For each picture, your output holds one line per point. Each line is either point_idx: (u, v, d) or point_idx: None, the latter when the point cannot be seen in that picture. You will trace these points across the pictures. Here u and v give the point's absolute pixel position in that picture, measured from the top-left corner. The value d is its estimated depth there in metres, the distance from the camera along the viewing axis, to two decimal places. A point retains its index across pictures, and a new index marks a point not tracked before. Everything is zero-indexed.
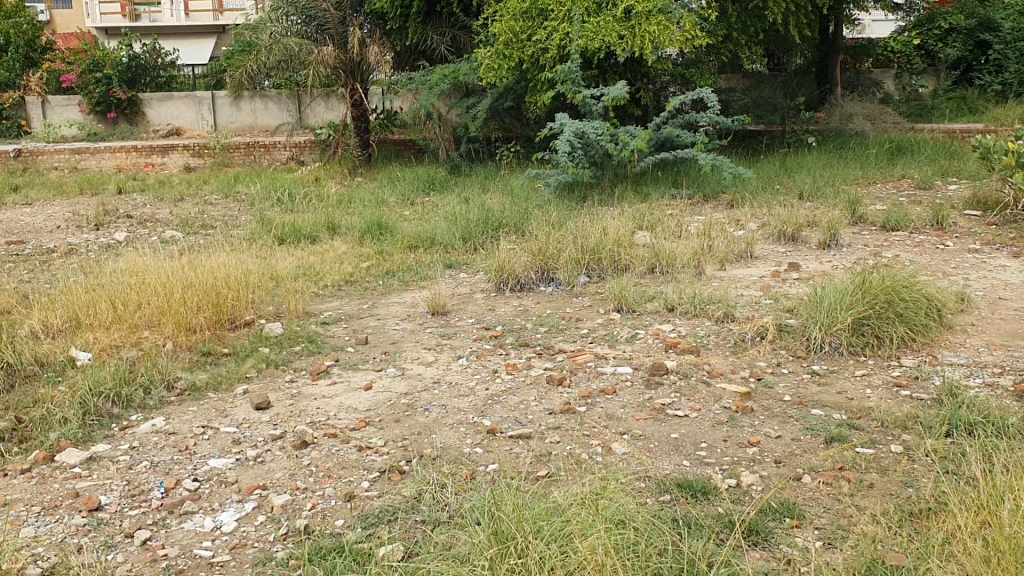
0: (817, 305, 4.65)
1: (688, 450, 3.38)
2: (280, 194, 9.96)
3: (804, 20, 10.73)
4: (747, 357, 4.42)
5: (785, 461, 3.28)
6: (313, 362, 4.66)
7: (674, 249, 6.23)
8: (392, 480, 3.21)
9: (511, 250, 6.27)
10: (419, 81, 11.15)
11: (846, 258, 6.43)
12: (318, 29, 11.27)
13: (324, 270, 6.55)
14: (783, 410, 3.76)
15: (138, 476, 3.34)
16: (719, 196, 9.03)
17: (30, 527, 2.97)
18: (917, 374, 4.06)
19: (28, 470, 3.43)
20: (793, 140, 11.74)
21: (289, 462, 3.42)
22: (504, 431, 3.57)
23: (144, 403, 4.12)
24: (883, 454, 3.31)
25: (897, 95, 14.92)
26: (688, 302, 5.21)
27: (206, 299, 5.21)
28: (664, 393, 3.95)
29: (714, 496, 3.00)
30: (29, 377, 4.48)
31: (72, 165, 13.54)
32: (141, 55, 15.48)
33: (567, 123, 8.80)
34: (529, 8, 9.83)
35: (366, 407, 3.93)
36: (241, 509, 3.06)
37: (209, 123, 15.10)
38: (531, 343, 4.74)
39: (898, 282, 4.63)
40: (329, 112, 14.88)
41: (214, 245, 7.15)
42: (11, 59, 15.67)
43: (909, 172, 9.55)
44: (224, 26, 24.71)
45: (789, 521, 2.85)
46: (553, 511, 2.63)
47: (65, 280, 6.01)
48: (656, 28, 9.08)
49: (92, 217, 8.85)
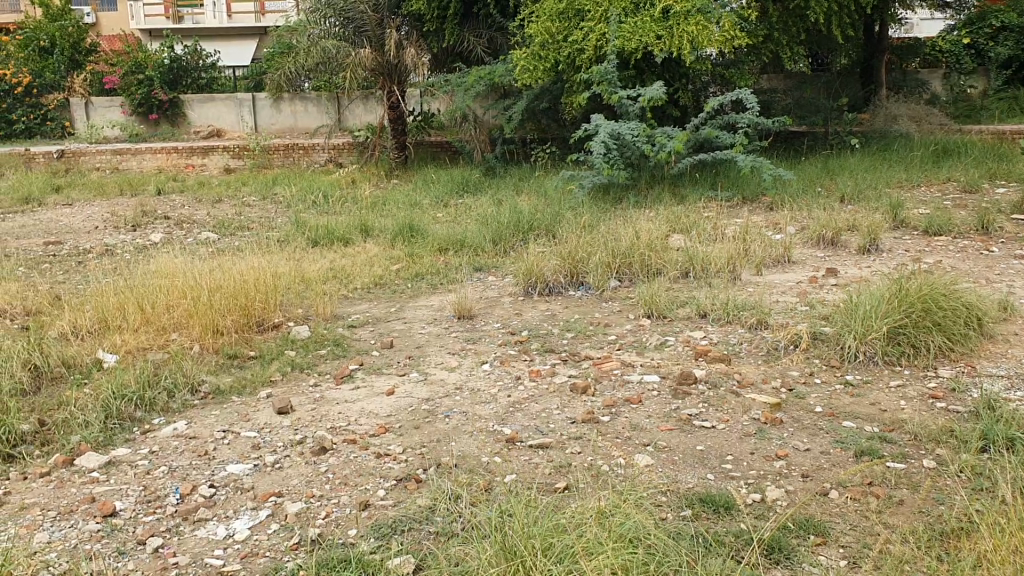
0: (852, 313, 4.52)
1: (712, 462, 3.29)
2: (316, 196, 9.99)
3: (847, 20, 10.52)
4: (779, 366, 4.30)
5: (812, 475, 3.18)
6: (337, 365, 4.64)
7: (709, 253, 6.12)
8: (409, 489, 3.16)
9: (541, 253, 6.21)
10: (455, 83, 11.15)
11: (886, 264, 6.28)
12: (356, 31, 11.24)
13: (355, 272, 6.54)
14: (814, 422, 3.65)
15: (156, 481, 3.33)
16: (758, 198, 8.87)
17: (44, 531, 2.96)
18: (955, 386, 3.93)
19: (47, 474, 3.43)
20: (835, 141, 11.51)
21: (306, 468, 3.38)
22: (524, 440, 3.50)
23: (167, 406, 4.11)
24: (915, 470, 3.19)
25: (944, 96, 14.61)
26: (721, 309, 5.10)
27: (235, 301, 5.21)
28: (691, 403, 3.86)
29: (736, 512, 2.91)
30: (56, 378, 4.50)
31: (114, 165, 13.72)
32: (183, 57, 15.68)
33: (602, 124, 8.71)
34: (566, 9, 9.75)
35: (388, 413, 3.89)
36: (255, 517, 3.03)
37: (250, 125, 15.21)
38: (557, 349, 4.68)
39: (936, 290, 4.49)
40: (368, 113, 14.88)
41: (247, 246, 7.20)
42: (56, 61, 16.02)
43: (955, 175, 9.32)
44: (267, 27, 24.91)
45: (813, 539, 2.76)
46: (565, 527, 2.56)
47: (97, 282, 6.07)
48: (695, 28, 8.95)
49: (130, 218, 8.95)
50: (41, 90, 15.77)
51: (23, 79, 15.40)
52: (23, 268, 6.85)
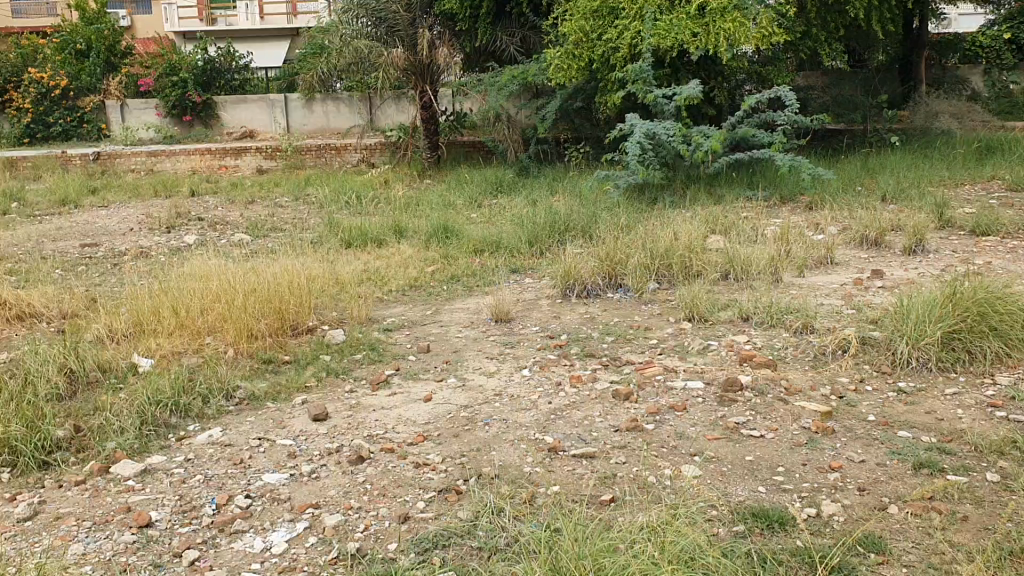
0: (903, 318, 4.37)
1: (763, 475, 3.17)
2: (349, 196, 9.95)
3: (887, 15, 10.32)
4: (827, 373, 4.16)
5: (869, 488, 3.05)
6: (373, 371, 4.54)
7: (750, 254, 5.99)
8: (449, 501, 3.07)
9: (578, 255, 6.10)
10: (488, 83, 11.07)
11: (934, 265, 6.10)
12: (388, 32, 11.16)
13: (389, 274, 6.48)
14: (867, 432, 3.51)
15: (192, 491, 3.26)
16: (797, 197, 8.69)
17: (79, 543, 2.90)
18: (1014, 395, 3.77)
19: (83, 481, 3.39)
20: (875, 139, 11.28)
21: (344, 478, 3.29)
22: (567, 450, 3.40)
23: (202, 412, 4.05)
24: (978, 483, 3.05)
25: (985, 93, 14.29)
26: (764, 312, 4.97)
27: (269, 305, 5.13)
28: (738, 412, 3.73)
29: (792, 527, 2.79)
30: (92, 383, 4.44)
31: (149, 167, 13.77)
32: (216, 58, 15.82)
33: (638, 123, 8.57)
34: (600, 7, 9.61)
35: (425, 420, 3.81)
36: (293, 529, 2.95)
37: (282, 126, 15.21)
38: (597, 354, 4.56)
39: (991, 294, 4.33)
40: (399, 113, 14.84)
41: (282, 248, 7.15)
42: (92, 64, 16.13)
43: (1000, 173, 9.10)
44: (299, 28, 25.01)
45: (875, 558, 2.63)
46: (617, 546, 2.46)
47: (133, 284, 6.05)
48: (731, 25, 8.74)
49: (164, 219, 8.95)
50: (77, 93, 15.89)
51: (60, 81, 15.56)
52: (60, 270, 6.84)
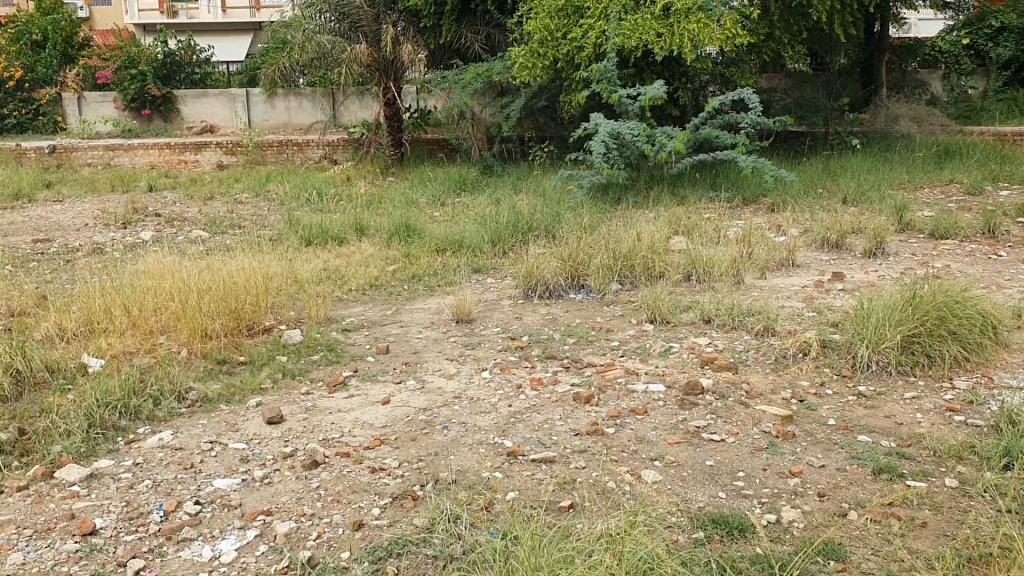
0: (863, 322, 4.35)
1: (724, 480, 3.13)
2: (310, 193, 9.82)
3: (849, 19, 10.40)
4: (788, 376, 4.15)
5: (829, 494, 3.03)
6: (330, 372, 4.46)
7: (712, 255, 5.98)
8: (405, 507, 3.00)
9: (540, 255, 6.05)
10: (452, 80, 10.99)
11: (894, 268, 6.15)
12: (351, 27, 11.01)
13: (349, 273, 6.38)
14: (827, 436, 3.50)
15: (139, 497, 3.16)
16: (759, 199, 8.73)
17: (19, 552, 2.80)
18: (972, 399, 3.78)
19: (24, 487, 3.28)
20: (836, 141, 11.35)
21: (297, 483, 3.22)
22: (525, 454, 3.35)
23: (153, 414, 3.95)
24: (936, 488, 3.05)
25: (944, 97, 14.47)
26: (725, 314, 4.95)
27: (225, 303, 5.02)
28: (698, 415, 3.70)
29: (751, 533, 2.77)
30: (39, 385, 4.32)
31: (106, 161, 13.52)
32: (177, 52, 15.55)
33: (601, 122, 8.52)
34: (565, 6, 9.53)
35: (383, 424, 3.73)
36: (242, 537, 2.86)
37: (243, 121, 15.03)
38: (558, 356, 4.52)
39: (950, 298, 4.34)
40: (362, 110, 14.72)
41: (240, 245, 7.02)
42: (48, 55, 15.82)
43: (958, 177, 9.20)
44: (262, 23, 24.72)
45: (834, 565, 2.62)
46: (575, 557, 2.41)
47: (85, 281, 5.89)
48: (695, 26, 8.78)
49: (120, 214, 8.78)
50: (33, 85, 15.59)
51: (15, 72, 15.18)
52: (10, 267, 6.68)
